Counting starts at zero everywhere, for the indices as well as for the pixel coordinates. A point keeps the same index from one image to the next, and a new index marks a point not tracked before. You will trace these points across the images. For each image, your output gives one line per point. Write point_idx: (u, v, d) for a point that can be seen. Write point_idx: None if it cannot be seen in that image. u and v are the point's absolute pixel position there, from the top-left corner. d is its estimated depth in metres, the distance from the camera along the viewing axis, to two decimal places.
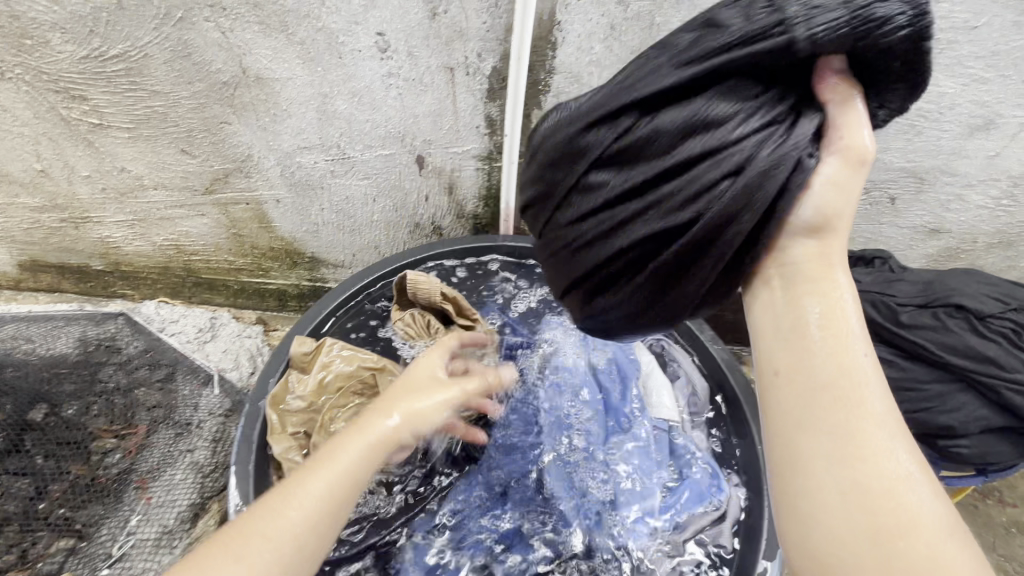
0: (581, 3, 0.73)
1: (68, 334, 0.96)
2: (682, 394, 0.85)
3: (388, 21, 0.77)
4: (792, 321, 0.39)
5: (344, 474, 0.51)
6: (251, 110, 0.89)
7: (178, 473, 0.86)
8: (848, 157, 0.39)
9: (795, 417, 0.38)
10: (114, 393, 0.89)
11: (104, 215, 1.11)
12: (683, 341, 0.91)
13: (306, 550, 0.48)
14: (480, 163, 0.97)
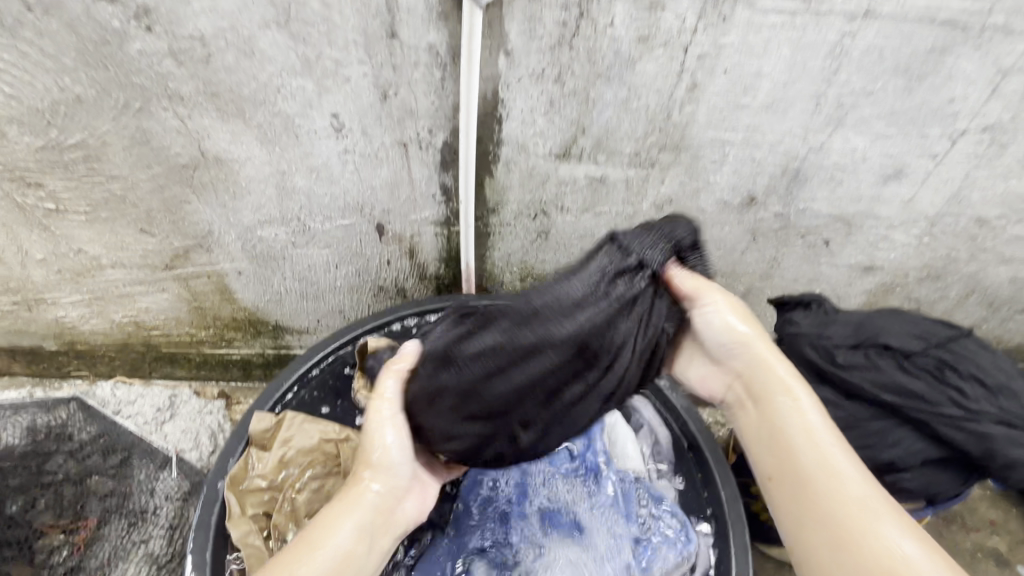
0: (520, 84, 0.80)
1: (17, 424, 0.92)
2: (645, 444, 0.86)
3: (341, 104, 0.81)
4: (767, 431, 0.67)
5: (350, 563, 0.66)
6: (210, 189, 0.91)
7: (129, 568, 0.83)
8: (717, 308, 0.69)
9: (792, 509, 0.63)
10: (64, 483, 0.86)
11: (59, 296, 1.09)
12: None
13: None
14: (437, 228, 1.00)
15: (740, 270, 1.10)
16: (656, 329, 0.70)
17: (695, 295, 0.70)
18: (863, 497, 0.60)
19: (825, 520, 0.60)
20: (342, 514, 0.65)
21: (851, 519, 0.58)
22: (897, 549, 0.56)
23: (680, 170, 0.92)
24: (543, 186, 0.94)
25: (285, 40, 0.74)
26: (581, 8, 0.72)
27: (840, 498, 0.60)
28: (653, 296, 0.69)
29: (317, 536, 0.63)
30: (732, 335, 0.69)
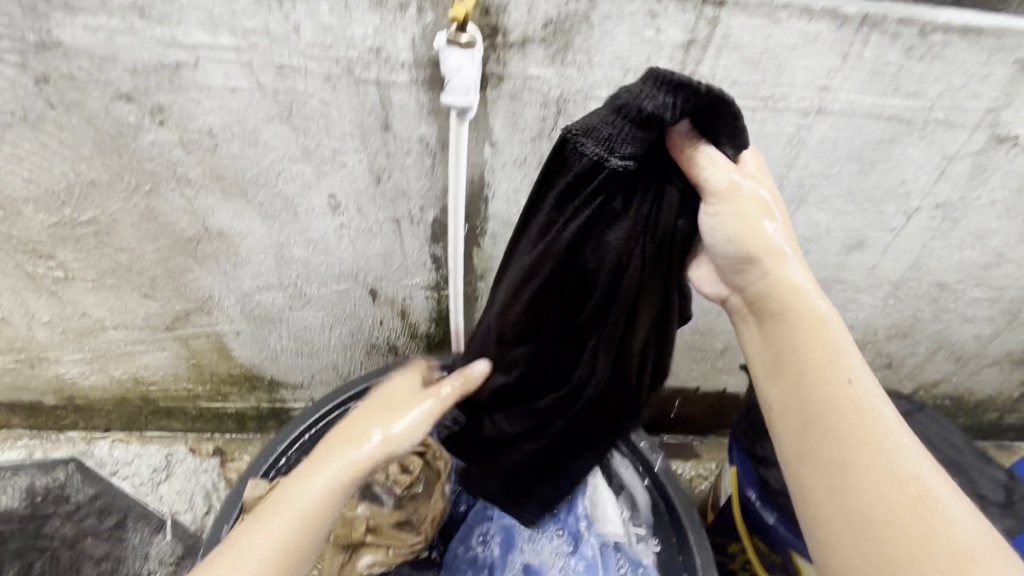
0: (505, 169, 0.86)
1: (21, 487, 1.16)
2: (624, 508, 0.92)
3: (338, 186, 0.87)
4: (777, 350, 0.58)
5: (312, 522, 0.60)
6: (213, 259, 0.97)
7: None
8: (728, 196, 0.55)
9: (793, 441, 0.56)
10: (63, 546, 1.08)
11: (61, 355, 1.13)
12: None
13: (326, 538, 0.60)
14: (428, 292, 1.05)
15: (717, 328, 1.15)
16: (664, 225, 0.57)
17: (712, 185, 0.55)
18: (873, 410, 0.53)
19: (829, 437, 0.53)
20: (316, 475, 0.60)
21: (863, 437, 0.52)
22: (909, 461, 0.51)
23: None
24: None
25: (287, 132, 0.80)
26: (560, 106, 0.79)
27: (850, 407, 0.53)
28: (658, 196, 0.56)
29: (292, 496, 0.59)
30: (732, 241, 0.56)
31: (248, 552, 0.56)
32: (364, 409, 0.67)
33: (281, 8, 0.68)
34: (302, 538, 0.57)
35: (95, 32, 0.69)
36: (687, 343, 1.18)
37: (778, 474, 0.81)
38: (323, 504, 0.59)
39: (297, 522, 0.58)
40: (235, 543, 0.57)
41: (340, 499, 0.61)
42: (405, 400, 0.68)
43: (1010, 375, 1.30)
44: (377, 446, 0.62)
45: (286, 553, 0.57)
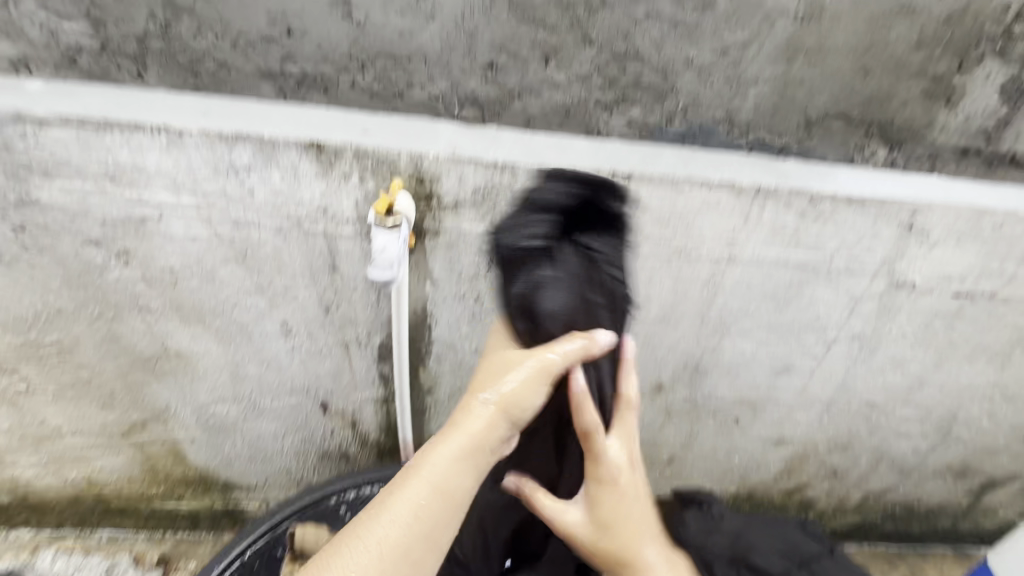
0: (446, 302, 0.93)
1: None
2: None
3: (290, 314, 0.93)
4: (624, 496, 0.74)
5: (427, 520, 0.60)
6: (170, 374, 1.01)
7: None
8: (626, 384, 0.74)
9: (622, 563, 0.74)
10: None
11: (18, 457, 1.15)
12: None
13: (424, 548, 0.60)
14: (378, 405, 1.10)
15: (661, 440, 1.19)
16: (604, 277, 0.73)
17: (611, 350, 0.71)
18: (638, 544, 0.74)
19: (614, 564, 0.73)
20: (437, 461, 0.62)
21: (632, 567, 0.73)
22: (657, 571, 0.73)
23: None
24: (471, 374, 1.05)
25: (242, 271, 0.87)
26: None
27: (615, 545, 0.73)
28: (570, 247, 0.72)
29: (409, 485, 0.61)
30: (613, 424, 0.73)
31: (372, 544, 0.58)
32: (485, 369, 0.71)
33: (237, 176, 0.77)
34: (422, 526, 0.60)
35: (70, 193, 0.78)
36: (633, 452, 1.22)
37: None
38: (450, 481, 0.62)
39: (410, 514, 0.60)
40: (361, 533, 0.59)
41: (465, 474, 0.63)
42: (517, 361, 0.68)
43: (955, 486, 1.33)
44: (497, 408, 0.65)
45: (404, 544, 0.59)
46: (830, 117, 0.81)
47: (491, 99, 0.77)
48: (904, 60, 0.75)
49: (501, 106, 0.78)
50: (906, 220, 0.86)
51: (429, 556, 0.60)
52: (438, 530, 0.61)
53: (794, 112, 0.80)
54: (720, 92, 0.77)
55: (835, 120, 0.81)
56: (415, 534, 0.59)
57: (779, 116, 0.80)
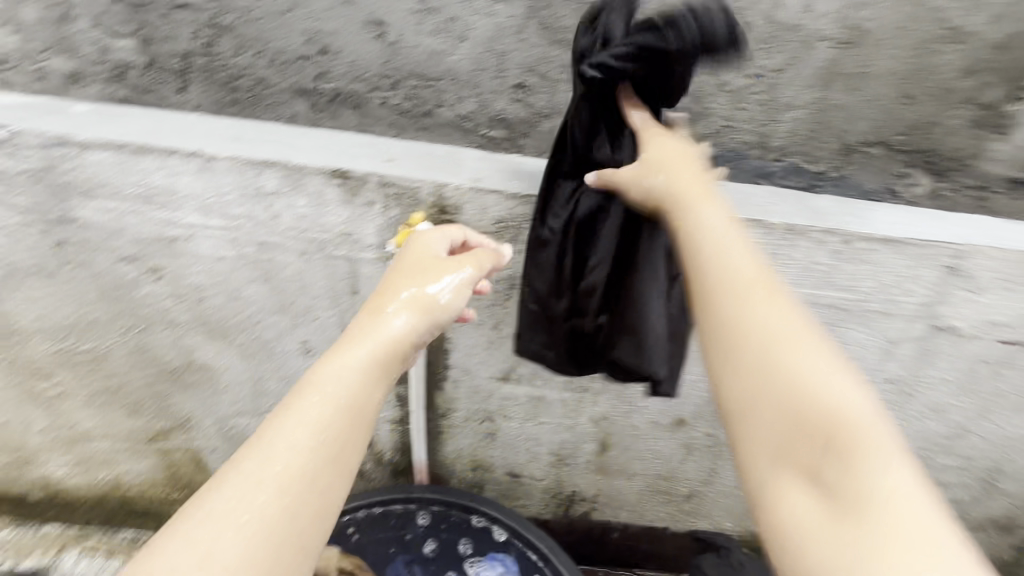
0: (464, 327, 0.93)
1: None
2: None
3: (310, 334, 0.94)
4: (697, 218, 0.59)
5: (324, 453, 0.46)
6: (194, 386, 1.04)
7: None
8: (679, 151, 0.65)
9: (732, 364, 0.49)
10: None
11: (50, 457, 1.20)
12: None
13: (311, 489, 0.45)
14: (393, 425, 1.10)
15: (680, 474, 1.15)
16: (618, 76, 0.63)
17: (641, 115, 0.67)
18: (815, 368, 0.46)
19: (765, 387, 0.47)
20: (335, 371, 0.50)
21: (793, 395, 0.45)
22: (862, 419, 0.43)
23: (609, 396, 1.02)
24: (487, 399, 1.04)
25: (266, 291, 0.89)
26: (512, 282, 0.87)
27: (770, 340, 0.49)
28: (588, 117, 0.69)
29: (295, 406, 0.48)
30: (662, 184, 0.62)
31: (248, 484, 0.43)
32: (390, 278, 0.62)
33: (264, 201, 0.79)
34: (318, 447, 0.46)
35: (107, 213, 0.81)
36: (651, 486, 1.18)
37: None
38: (360, 394, 0.50)
39: (300, 432, 0.46)
40: (235, 473, 0.44)
41: (375, 387, 0.52)
42: (429, 263, 0.63)
43: (999, 540, 1.24)
44: (395, 331, 0.55)
45: (299, 475, 0.44)
46: (870, 144, 0.88)
47: (521, 118, 0.86)
48: (950, 85, 0.82)
49: (528, 126, 0.86)
50: (950, 264, 0.81)
51: (323, 509, 0.45)
52: (334, 464, 0.47)
53: (830, 136, 0.88)
54: (756, 116, 0.87)
55: (874, 147, 0.89)
56: (300, 474, 0.45)
57: (816, 142, 0.89)
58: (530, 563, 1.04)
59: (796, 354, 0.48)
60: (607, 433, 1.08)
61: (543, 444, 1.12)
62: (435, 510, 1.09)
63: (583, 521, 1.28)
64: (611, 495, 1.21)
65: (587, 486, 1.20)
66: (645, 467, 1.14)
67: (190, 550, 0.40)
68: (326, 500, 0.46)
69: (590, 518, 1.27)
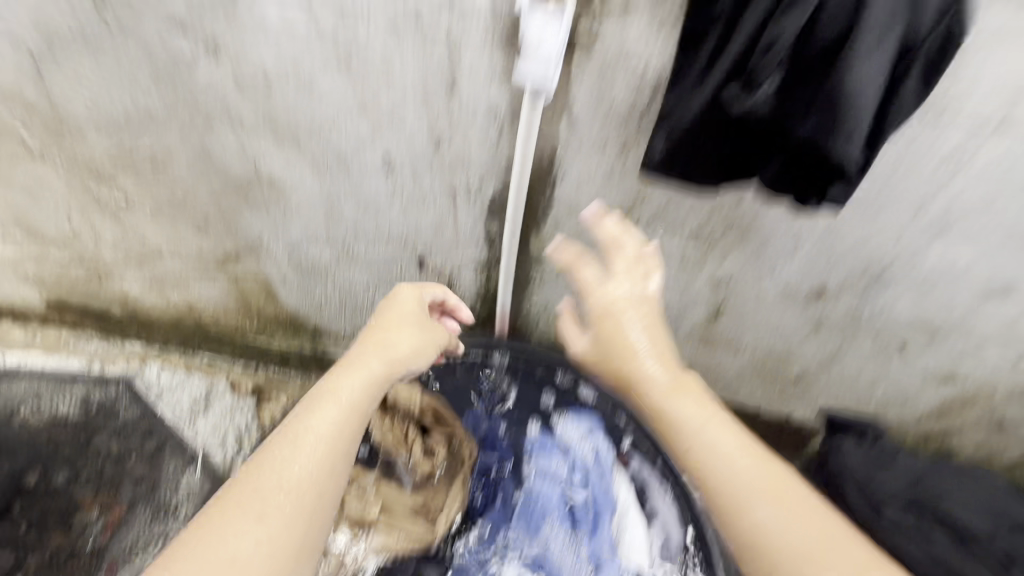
0: (581, 150, 0.74)
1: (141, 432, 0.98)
2: (655, 540, 0.84)
3: (394, 145, 0.79)
4: (709, 448, 0.54)
5: (328, 479, 0.52)
6: (263, 205, 0.93)
7: None
8: None
9: (743, 550, 0.51)
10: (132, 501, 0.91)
11: (124, 272, 1.17)
12: (664, 465, 0.87)
13: (316, 501, 0.51)
14: (478, 269, 0.98)
15: (794, 354, 1.02)
16: None
17: None
18: (760, 515, 0.50)
19: (719, 445, 0.54)
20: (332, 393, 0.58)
21: (783, 544, 0.48)
22: (787, 537, 0.49)
23: (741, 253, 0.84)
24: (591, 246, 0.89)
25: (344, 82, 0.72)
26: (656, 87, 0.65)
27: (748, 495, 0.51)
28: None
29: (297, 426, 0.54)
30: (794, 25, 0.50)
31: (264, 496, 0.49)
32: (376, 326, 0.68)
33: None
34: (322, 456, 0.53)
35: None
36: (756, 363, 1.06)
37: None
38: (364, 411, 0.58)
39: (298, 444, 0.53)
40: (261, 499, 0.49)
41: (369, 401, 0.59)
42: (412, 315, 0.69)
43: None
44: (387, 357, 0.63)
45: (307, 484, 0.51)
46: None
47: None
48: None
49: None
50: None
51: (324, 522, 0.52)
52: (333, 488, 0.53)
53: None
54: None
55: None
56: (309, 494, 0.51)
57: None
58: (618, 423, 0.92)
59: (749, 497, 0.51)
60: (723, 299, 0.93)
61: None
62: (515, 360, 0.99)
63: None
64: (706, 368, 1.10)
65: (682, 357, 1.08)
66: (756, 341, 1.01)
67: (219, 544, 0.46)
68: (319, 527, 0.51)
69: None
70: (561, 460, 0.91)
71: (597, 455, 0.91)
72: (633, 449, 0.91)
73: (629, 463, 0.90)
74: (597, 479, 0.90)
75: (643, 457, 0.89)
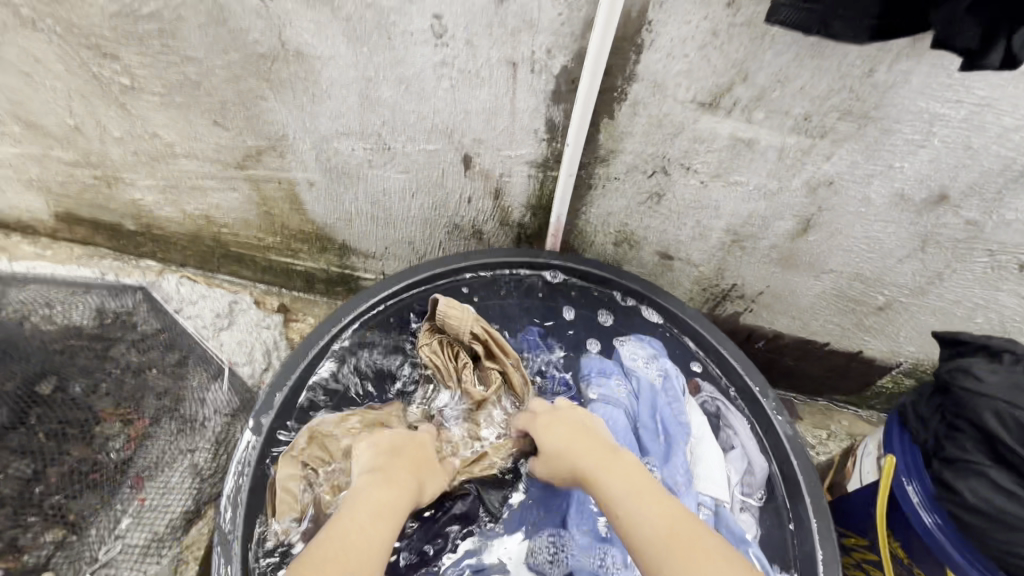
0: (680, 3, 0.60)
1: (157, 342, 0.90)
2: (734, 470, 0.80)
3: (446, 3, 0.65)
4: (642, 494, 0.61)
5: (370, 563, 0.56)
6: (288, 87, 0.80)
7: (129, 507, 0.77)
8: None
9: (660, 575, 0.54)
10: (156, 410, 0.84)
11: (135, 177, 1.06)
12: (737, 394, 0.84)
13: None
14: (533, 171, 0.85)
15: (887, 278, 0.89)
16: None
17: None
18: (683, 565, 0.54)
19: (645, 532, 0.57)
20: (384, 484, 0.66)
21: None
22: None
23: (854, 146, 0.71)
24: (672, 139, 0.75)
25: None
26: None
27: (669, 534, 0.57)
28: None
29: (364, 515, 0.61)
30: None
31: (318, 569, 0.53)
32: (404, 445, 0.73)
33: None
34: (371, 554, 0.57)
35: None
36: (837, 288, 0.94)
37: (978, 489, 0.57)
38: (396, 515, 0.63)
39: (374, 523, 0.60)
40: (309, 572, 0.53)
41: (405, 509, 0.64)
42: (436, 460, 0.74)
43: None
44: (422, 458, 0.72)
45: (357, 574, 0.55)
46: None
47: None
48: None
49: None
50: None
51: None
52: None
53: None
54: None
55: None
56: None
57: None
58: (684, 350, 0.89)
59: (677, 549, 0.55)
60: (818, 206, 0.80)
61: (721, 218, 0.86)
62: (571, 280, 0.93)
63: (727, 323, 1.09)
64: (779, 294, 0.99)
65: (753, 280, 0.97)
66: (844, 262, 0.88)
67: None
68: None
69: (738, 319, 1.07)
70: (623, 384, 0.86)
71: (665, 379, 0.85)
72: (701, 378, 0.87)
73: (698, 390, 0.87)
74: (666, 406, 0.83)
75: (713, 386, 0.86)
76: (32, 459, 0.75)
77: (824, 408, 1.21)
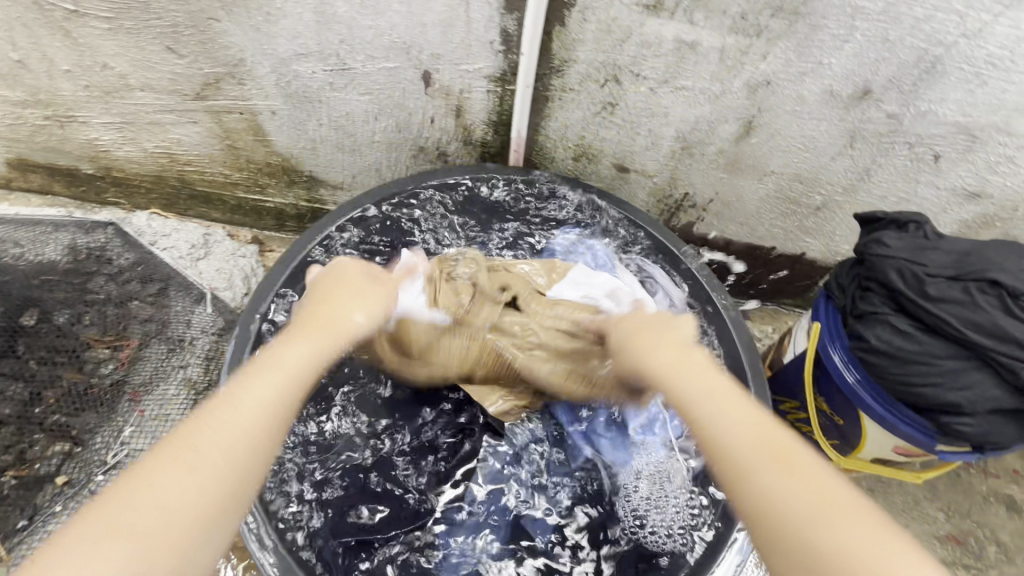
0: None
1: (131, 274, 0.93)
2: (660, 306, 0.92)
3: None
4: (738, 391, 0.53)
5: (197, 456, 0.47)
6: (240, 6, 0.80)
7: (128, 419, 0.81)
8: None
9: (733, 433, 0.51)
10: (138, 332, 0.87)
11: (89, 115, 1.05)
12: (647, 247, 0.96)
13: (182, 473, 0.46)
14: (492, 86, 0.88)
15: (822, 176, 0.97)
16: None
17: None
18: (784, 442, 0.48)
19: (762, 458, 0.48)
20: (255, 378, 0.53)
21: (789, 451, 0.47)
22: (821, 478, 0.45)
23: (786, 45, 0.76)
24: (621, 45, 0.79)
25: None
26: None
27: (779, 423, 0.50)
28: None
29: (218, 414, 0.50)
30: None
31: (179, 469, 0.46)
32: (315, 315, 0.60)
33: None
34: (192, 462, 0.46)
35: None
36: (780, 190, 1.02)
37: (881, 333, 0.67)
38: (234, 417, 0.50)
39: (198, 461, 0.46)
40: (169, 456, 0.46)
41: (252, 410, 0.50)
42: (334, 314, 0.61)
43: None
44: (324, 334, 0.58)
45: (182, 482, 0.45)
46: None
47: None
48: None
49: None
50: None
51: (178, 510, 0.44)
52: (212, 479, 0.46)
53: None
54: None
55: None
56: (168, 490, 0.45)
57: None
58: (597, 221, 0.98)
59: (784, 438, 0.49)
60: (759, 107, 0.86)
61: (671, 125, 0.91)
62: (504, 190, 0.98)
63: (683, 233, 1.18)
64: (727, 200, 1.06)
65: (703, 188, 1.04)
66: (784, 163, 0.96)
67: (157, 490, 0.44)
68: (173, 482, 0.45)
69: (693, 228, 1.15)
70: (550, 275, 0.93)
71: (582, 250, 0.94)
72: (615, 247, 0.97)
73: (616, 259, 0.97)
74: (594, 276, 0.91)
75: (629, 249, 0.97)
76: (24, 384, 0.78)
77: (775, 311, 1.33)
